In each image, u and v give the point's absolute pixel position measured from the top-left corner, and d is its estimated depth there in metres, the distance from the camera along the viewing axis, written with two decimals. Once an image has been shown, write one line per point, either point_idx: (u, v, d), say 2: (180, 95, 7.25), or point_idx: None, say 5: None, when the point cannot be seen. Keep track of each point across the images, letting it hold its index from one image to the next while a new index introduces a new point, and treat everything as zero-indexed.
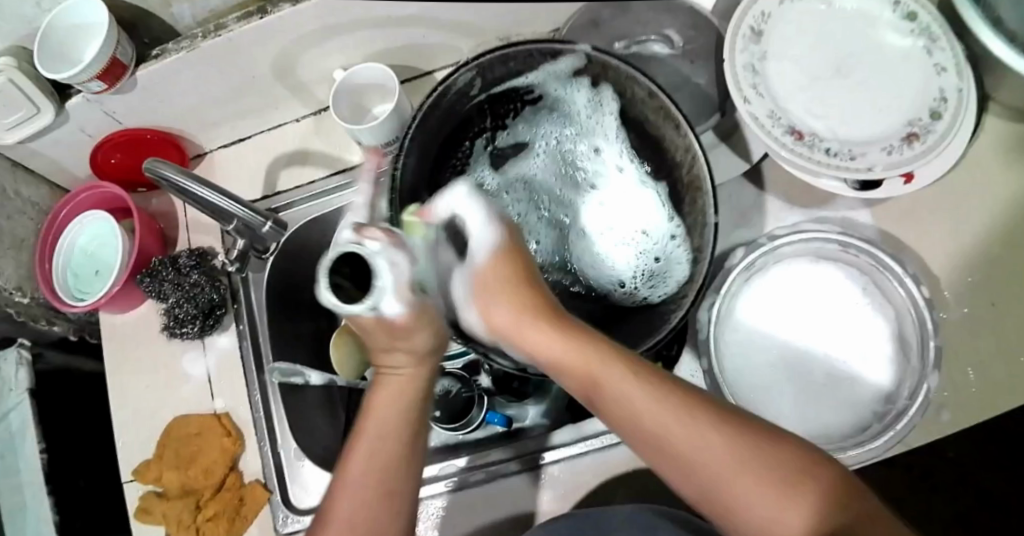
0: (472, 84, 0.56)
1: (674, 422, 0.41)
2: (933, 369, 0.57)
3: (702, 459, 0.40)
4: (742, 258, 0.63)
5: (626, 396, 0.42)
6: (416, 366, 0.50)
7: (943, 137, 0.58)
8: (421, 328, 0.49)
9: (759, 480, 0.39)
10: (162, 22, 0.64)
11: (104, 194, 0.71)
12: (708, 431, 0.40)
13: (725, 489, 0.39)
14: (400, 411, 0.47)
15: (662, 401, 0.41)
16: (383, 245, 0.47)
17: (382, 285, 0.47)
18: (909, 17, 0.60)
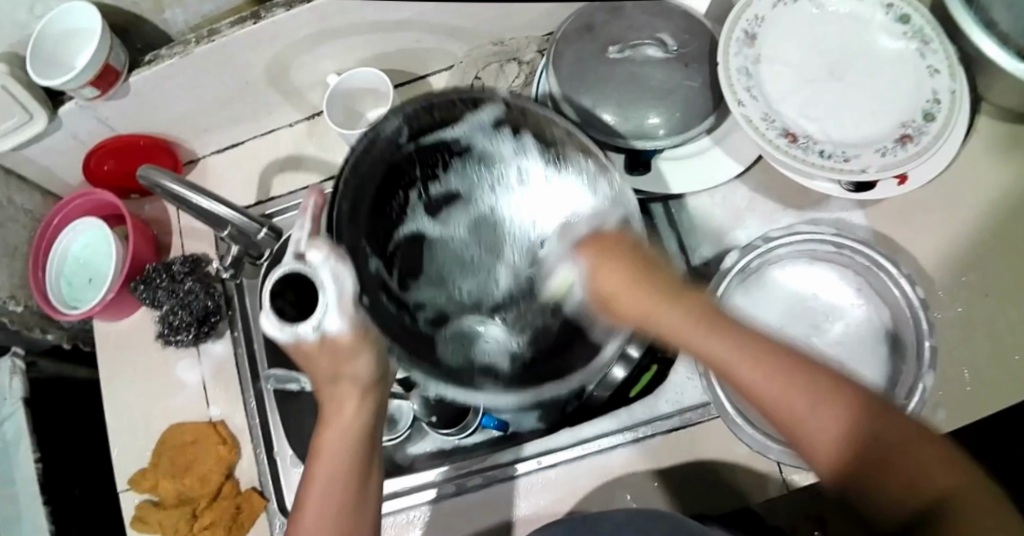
0: (400, 132, 0.53)
1: (754, 362, 0.42)
2: (929, 369, 0.56)
3: (756, 380, 0.42)
4: (737, 260, 0.62)
5: (695, 337, 0.44)
6: (362, 392, 0.52)
7: (937, 137, 0.58)
8: (363, 351, 0.52)
9: (806, 397, 0.40)
10: (155, 27, 0.64)
11: (98, 201, 0.70)
12: (761, 360, 0.42)
13: (821, 441, 0.40)
14: (350, 438, 0.50)
15: (728, 340, 0.43)
16: (325, 259, 0.48)
17: (325, 301, 0.48)
18: (902, 20, 0.61)
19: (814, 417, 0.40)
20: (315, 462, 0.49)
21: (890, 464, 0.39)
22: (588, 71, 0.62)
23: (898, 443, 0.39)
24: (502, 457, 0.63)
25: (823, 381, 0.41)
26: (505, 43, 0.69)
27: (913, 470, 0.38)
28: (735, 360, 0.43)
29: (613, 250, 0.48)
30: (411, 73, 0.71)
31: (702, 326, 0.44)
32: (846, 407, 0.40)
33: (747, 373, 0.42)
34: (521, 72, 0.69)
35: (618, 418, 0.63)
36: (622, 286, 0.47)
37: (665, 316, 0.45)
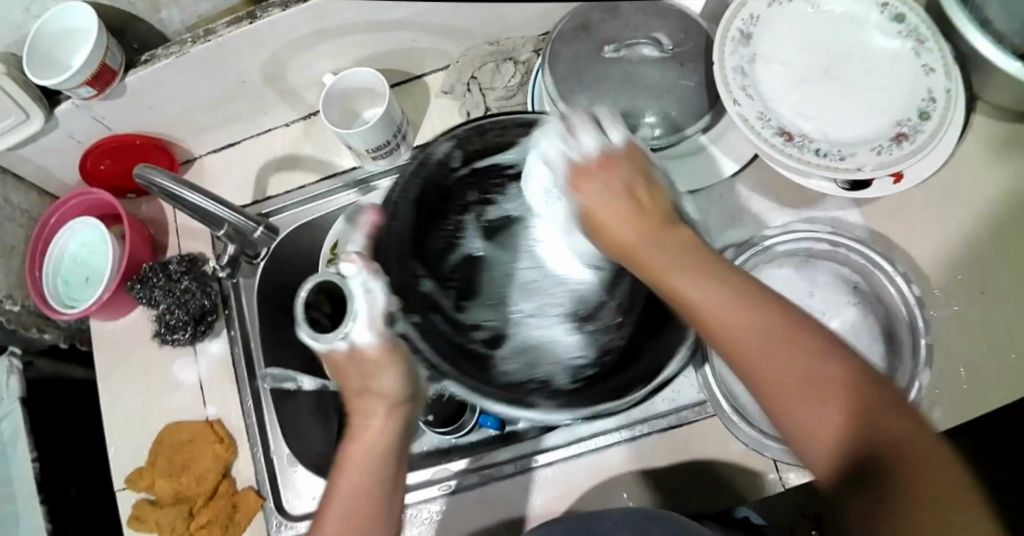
0: (452, 156, 0.61)
1: (715, 288, 0.42)
2: (924, 366, 0.57)
3: (712, 308, 0.42)
4: (734, 258, 0.63)
5: (663, 262, 0.44)
6: (388, 409, 0.51)
7: (931, 136, 0.58)
8: (389, 368, 0.51)
9: (760, 333, 0.40)
10: (151, 26, 0.64)
11: (94, 201, 0.70)
12: (723, 291, 0.42)
13: (766, 377, 0.40)
14: (373, 461, 0.49)
15: (695, 269, 0.43)
16: (359, 270, 0.49)
17: (355, 310, 0.48)
18: (898, 19, 0.61)
19: (770, 358, 0.39)
20: (339, 479, 0.48)
21: (843, 415, 0.38)
22: (585, 70, 0.62)
23: (842, 391, 0.38)
24: (498, 456, 0.64)
25: (790, 332, 0.40)
26: (501, 42, 0.69)
27: (861, 426, 0.38)
28: (696, 285, 0.43)
29: (602, 176, 0.48)
30: (407, 73, 0.71)
31: (681, 258, 0.44)
32: (798, 349, 0.40)
33: (714, 305, 0.41)
34: (516, 71, 0.69)
35: (613, 416, 0.63)
36: (609, 213, 0.47)
37: (642, 247, 0.46)
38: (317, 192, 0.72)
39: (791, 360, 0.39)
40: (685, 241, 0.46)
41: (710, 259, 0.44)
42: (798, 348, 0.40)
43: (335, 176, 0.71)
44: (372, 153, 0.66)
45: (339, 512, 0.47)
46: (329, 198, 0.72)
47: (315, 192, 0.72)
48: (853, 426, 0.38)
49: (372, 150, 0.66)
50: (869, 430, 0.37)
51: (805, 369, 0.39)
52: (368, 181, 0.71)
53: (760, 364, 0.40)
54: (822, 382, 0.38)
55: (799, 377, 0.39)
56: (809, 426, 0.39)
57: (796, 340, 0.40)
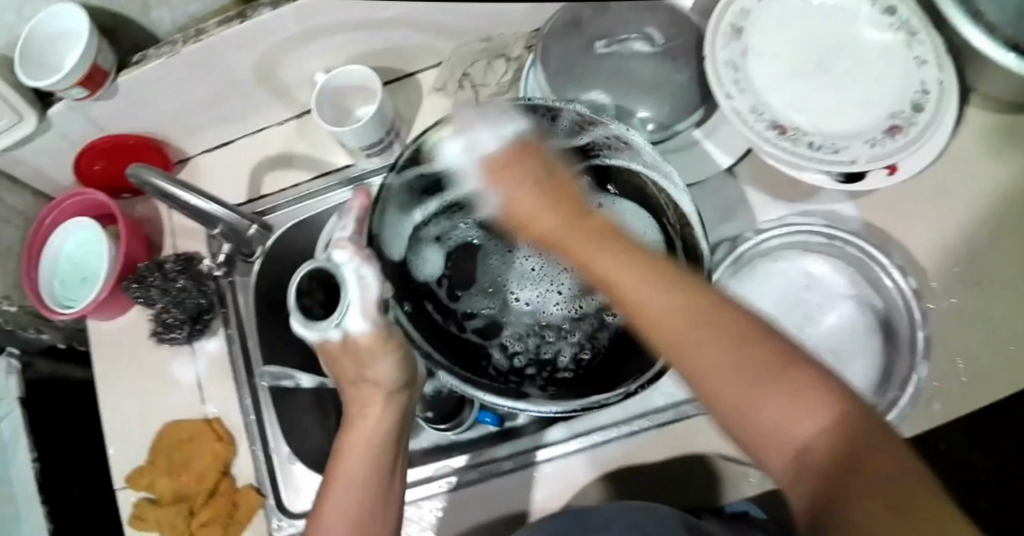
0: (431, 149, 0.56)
1: (638, 279, 0.42)
2: (922, 359, 0.58)
3: (640, 301, 0.41)
4: (729, 252, 0.64)
5: (589, 255, 0.44)
6: (386, 396, 0.52)
7: (925, 128, 0.59)
8: (385, 356, 0.51)
9: (694, 323, 0.39)
10: (142, 27, 0.64)
11: (89, 201, 0.70)
12: (651, 281, 0.41)
13: (701, 370, 0.39)
14: (373, 445, 0.50)
15: (620, 257, 0.43)
16: (349, 258, 0.49)
17: (347, 300, 0.49)
18: (889, 11, 0.61)
19: (705, 348, 0.39)
20: (337, 463, 0.50)
21: (782, 405, 0.37)
22: (576, 67, 0.63)
23: (779, 376, 0.37)
24: (496, 452, 0.64)
25: (718, 322, 0.39)
26: (492, 40, 0.68)
27: (801, 414, 0.36)
28: (621, 280, 0.42)
29: (522, 169, 0.48)
30: (399, 71, 0.71)
31: (601, 245, 0.44)
32: (732, 335, 0.39)
33: (644, 295, 0.41)
34: (509, 68, 0.69)
35: (611, 412, 0.63)
36: (528, 205, 0.47)
37: (568, 239, 0.45)
38: (312, 191, 0.71)
39: (728, 349, 0.38)
40: (610, 229, 0.45)
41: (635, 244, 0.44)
42: (738, 341, 0.38)
43: (331, 173, 0.71)
44: (367, 152, 0.67)
45: (340, 495, 0.48)
46: (326, 194, 0.71)
47: (307, 192, 0.71)
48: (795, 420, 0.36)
49: (366, 147, 0.66)
50: (808, 417, 0.36)
51: (744, 358, 0.38)
52: (363, 179, 0.70)
53: (697, 355, 0.39)
54: (766, 368, 0.37)
55: (740, 367, 0.38)
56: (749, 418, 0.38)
57: (726, 329, 0.39)
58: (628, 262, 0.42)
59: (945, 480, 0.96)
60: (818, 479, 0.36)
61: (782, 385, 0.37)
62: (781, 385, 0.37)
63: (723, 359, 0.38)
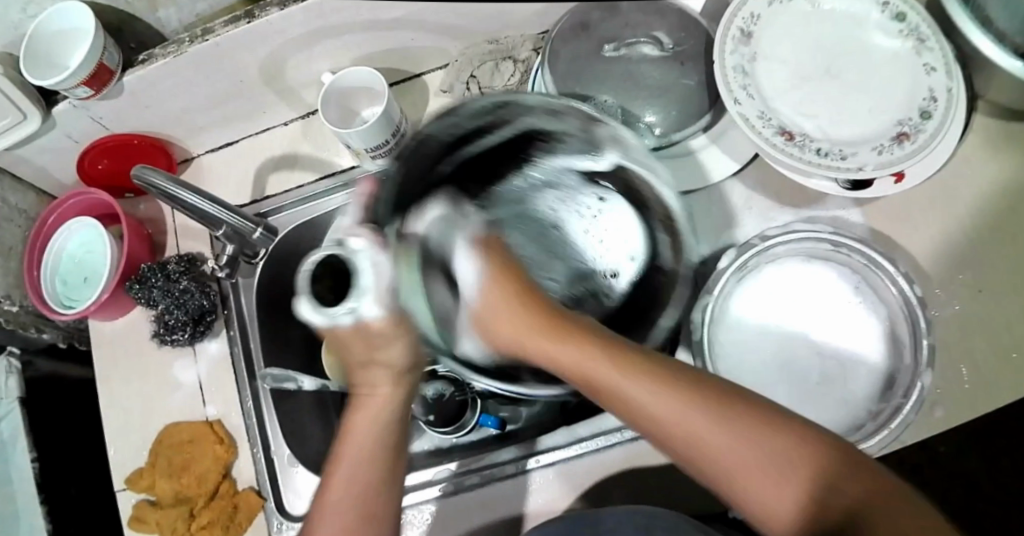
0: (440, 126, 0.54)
1: (621, 376, 0.44)
2: (926, 367, 0.57)
3: (631, 399, 0.43)
4: (733, 260, 0.62)
5: (572, 357, 0.45)
6: (396, 379, 0.51)
7: (934, 135, 0.58)
8: (395, 340, 0.50)
9: (682, 416, 0.42)
10: (148, 25, 0.64)
11: (92, 201, 0.70)
12: (637, 379, 0.43)
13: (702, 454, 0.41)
14: (376, 433, 0.49)
15: (603, 355, 0.45)
16: (366, 245, 0.46)
17: (362, 286, 0.45)
18: (898, 17, 0.61)
19: (703, 440, 0.41)
20: (343, 446, 0.49)
21: (776, 477, 0.40)
22: (585, 70, 0.62)
23: (768, 452, 0.40)
24: (498, 456, 0.63)
25: (703, 409, 0.42)
26: (500, 41, 0.68)
27: (792, 487, 0.40)
28: (609, 380, 0.44)
29: (494, 279, 0.50)
30: (407, 72, 0.71)
31: (580, 343, 0.46)
32: (718, 420, 0.41)
33: (633, 394, 0.43)
34: (515, 70, 0.69)
35: (615, 416, 0.63)
36: (507, 310, 0.49)
37: (547, 345, 0.47)
38: (318, 190, 0.71)
39: (719, 434, 0.41)
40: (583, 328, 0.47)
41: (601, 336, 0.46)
42: (729, 423, 0.41)
43: (334, 175, 0.71)
44: (371, 153, 0.66)
45: (345, 478, 0.47)
46: (331, 196, 0.72)
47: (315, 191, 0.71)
48: (793, 489, 0.40)
49: (370, 149, 0.66)
50: (803, 488, 0.40)
51: (744, 441, 0.41)
52: None
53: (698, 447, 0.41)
54: (757, 442, 0.41)
55: (742, 451, 0.41)
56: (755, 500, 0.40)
57: (712, 410, 0.42)
58: (602, 365, 0.44)
59: (947, 488, 0.96)
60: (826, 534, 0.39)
61: (774, 464, 0.40)
62: (772, 463, 0.40)
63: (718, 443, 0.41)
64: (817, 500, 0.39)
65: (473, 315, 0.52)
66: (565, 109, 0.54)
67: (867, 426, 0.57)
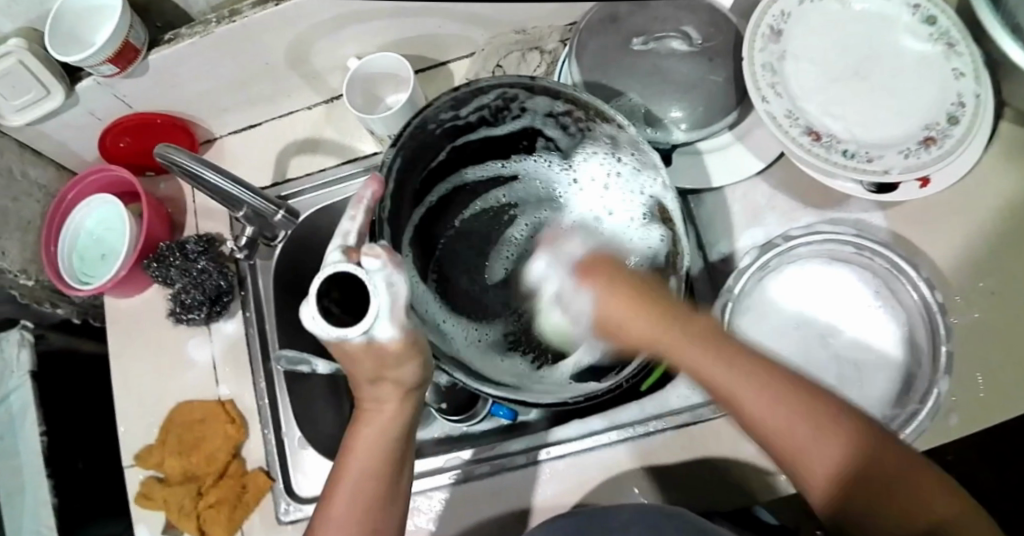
0: (442, 117, 0.55)
1: (694, 342, 0.46)
2: (945, 373, 0.56)
3: (691, 359, 0.46)
4: (755, 259, 0.62)
5: (646, 334, 0.48)
6: (403, 394, 0.51)
7: (961, 140, 0.57)
8: (409, 360, 0.49)
9: (751, 378, 0.44)
10: (175, 6, 0.63)
11: (111, 178, 0.70)
12: (701, 346, 0.46)
13: (756, 416, 0.44)
14: (382, 448, 0.49)
15: (685, 335, 0.46)
16: (382, 265, 0.44)
17: (377, 307, 0.44)
18: (929, 21, 0.60)
19: (776, 413, 0.43)
20: (348, 455, 0.49)
21: (825, 454, 0.42)
22: (612, 63, 0.62)
23: (827, 431, 0.42)
24: (510, 446, 0.63)
25: (768, 377, 0.44)
26: (528, 32, 0.68)
27: (837, 467, 0.42)
28: (675, 351, 0.46)
29: (604, 274, 0.50)
30: (432, 60, 0.71)
31: (651, 310, 0.48)
32: (793, 397, 0.43)
33: (715, 371, 0.45)
34: (543, 61, 0.69)
35: (629, 411, 0.63)
36: (609, 300, 0.49)
37: (651, 333, 0.47)
38: (335, 177, 0.71)
39: (798, 411, 0.43)
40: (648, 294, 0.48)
41: (696, 319, 0.47)
42: (822, 422, 0.42)
43: (357, 161, 0.71)
44: (394, 140, 0.67)
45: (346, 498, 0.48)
46: (350, 182, 0.71)
47: (336, 177, 0.71)
48: (849, 464, 0.42)
49: (393, 135, 0.66)
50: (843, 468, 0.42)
51: (808, 422, 0.43)
52: None
53: (769, 421, 0.43)
54: (831, 424, 0.42)
55: (810, 432, 0.42)
56: (816, 470, 0.42)
57: (776, 381, 0.44)
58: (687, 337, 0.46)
59: None
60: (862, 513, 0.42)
61: (830, 444, 0.42)
62: (829, 442, 0.42)
63: (772, 404, 0.43)
64: (882, 494, 0.41)
65: (573, 305, 0.52)
66: (567, 110, 0.55)
67: None
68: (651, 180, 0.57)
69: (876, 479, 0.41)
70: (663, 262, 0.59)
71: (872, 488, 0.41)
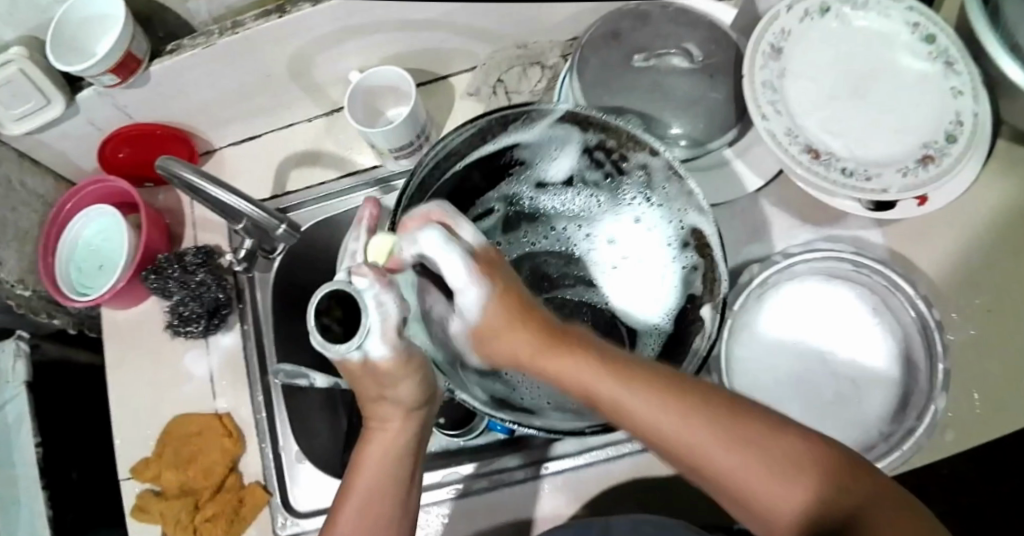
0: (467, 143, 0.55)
1: (600, 380, 0.43)
2: (942, 391, 0.56)
3: (597, 385, 0.43)
4: (757, 274, 0.63)
5: (540, 352, 0.45)
6: (404, 414, 0.51)
7: (958, 160, 0.58)
8: (406, 377, 0.48)
9: (659, 403, 0.42)
10: (177, 15, 0.62)
11: (110, 189, 0.70)
12: (600, 373, 0.43)
13: (683, 447, 0.42)
14: (387, 470, 0.50)
15: (585, 365, 0.44)
16: (372, 284, 0.43)
17: (368, 326, 0.43)
18: (927, 40, 0.61)
19: (710, 446, 0.41)
20: (354, 479, 0.50)
21: (768, 481, 0.41)
22: (612, 80, 0.62)
23: (758, 458, 0.41)
24: (507, 461, 0.63)
25: (682, 401, 0.42)
26: (528, 46, 0.68)
27: (790, 489, 0.40)
28: (576, 377, 0.44)
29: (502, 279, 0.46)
30: (433, 73, 0.71)
31: (548, 340, 0.45)
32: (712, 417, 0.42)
33: (633, 405, 0.42)
34: (543, 76, 0.70)
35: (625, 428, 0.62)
36: (507, 334, 0.46)
37: (533, 342, 0.45)
38: (334, 190, 0.71)
39: (726, 437, 0.41)
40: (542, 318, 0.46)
41: (611, 372, 0.43)
42: (751, 446, 0.41)
43: (356, 173, 0.71)
44: (395, 153, 0.66)
45: (353, 517, 0.49)
46: (348, 196, 0.71)
47: (335, 190, 0.71)
48: (804, 490, 0.40)
49: (394, 150, 0.66)
50: (800, 493, 0.40)
51: (756, 451, 0.41)
52: (389, 180, 0.71)
53: (702, 456, 0.41)
54: (770, 452, 0.41)
55: (759, 470, 0.41)
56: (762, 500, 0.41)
57: (700, 408, 0.42)
58: (604, 377, 0.43)
59: (949, 507, 0.97)
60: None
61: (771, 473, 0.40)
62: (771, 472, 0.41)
63: (687, 428, 0.42)
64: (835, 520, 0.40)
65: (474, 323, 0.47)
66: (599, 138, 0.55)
67: (878, 447, 0.57)
68: (684, 210, 0.54)
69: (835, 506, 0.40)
70: (700, 289, 0.55)
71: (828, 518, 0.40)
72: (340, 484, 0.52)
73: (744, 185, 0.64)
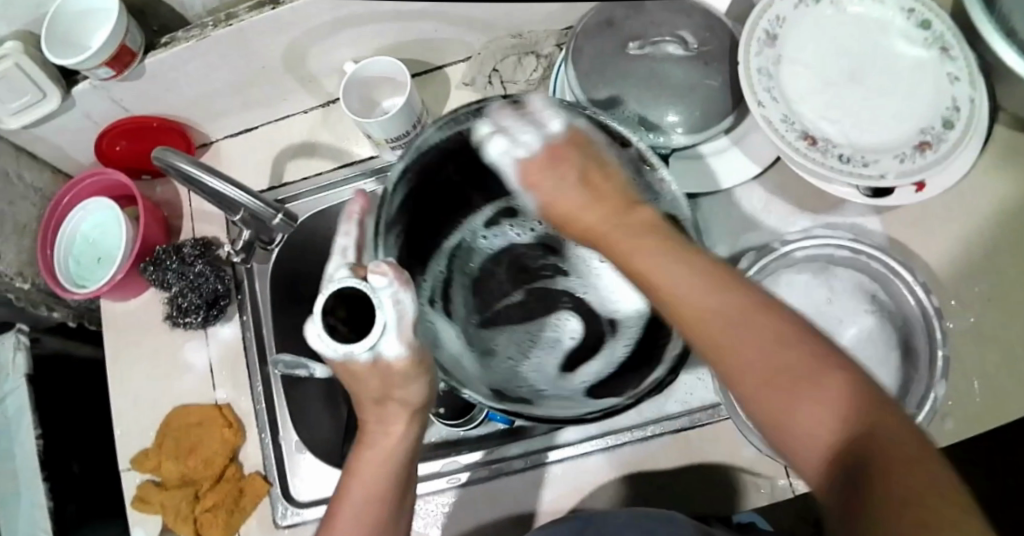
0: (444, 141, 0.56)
1: (661, 254, 0.44)
2: (940, 378, 0.56)
3: (657, 265, 0.44)
4: (754, 261, 0.62)
5: (611, 233, 0.48)
6: (409, 415, 0.52)
7: (955, 145, 0.58)
8: (416, 380, 0.50)
9: (711, 285, 0.42)
10: (171, 9, 0.62)
11: (107, 182, 0.70)
12: (664, 256, 0.44)
13: (719, 342, 0.40)
14: (387, 475, 0.50)
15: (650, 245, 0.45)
16: (390, 282, 0.45)
17: (383, 322, 0.45)
18: (923, 25, 0.60)
19: (744, 343, 0.39)
20: (351, 482, 0.50)
21: (797, 396, 0.37)
22: (609, 67, 0.62)
23: (792, 364, 0.38)
24: (508, 450, 0.63)
25: (732, 290, 0.41)
26: (523, 36, 0.68)
27: (817, 405, 0.36)
28: (640, 262, 0.45)
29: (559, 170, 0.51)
30: (428, 64, 0.71)
31: (637, 229, 0.47)
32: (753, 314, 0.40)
33: (677, 283, 0.42)
34: (538, 65, 0.69)
35: (627, 417, 0.62)
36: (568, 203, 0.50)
37: (607, 228, 0.49)
38: (331, 182, 0.72)
39: (758, 335, 0.39)
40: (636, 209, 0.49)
41: (680, 242, 0.46)
42: (782, 351, 0.38)
43: (353, 164, 0.71)
44: (391, 143, 0.66)
45: (352, 517, 0.49)
46: (346, 186, 0.72)
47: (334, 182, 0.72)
48: (832, 415, 0.36)
49: (391, 139, 0.65)
50: (825, 411, 0.36)
51: (767, 337, 0.38)
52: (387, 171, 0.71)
53: (732, 347, 0.39)
54: (806, 368, 0.37)
55: (770, 362, 0.38)
56: (784, 413, 0.37)
57: (741, 305, 0.40)
58: (671, 258, 0.44)
59: None
60: (845, 468, 0.35)
61: (795, 379, 0.37)
62: (797, 377, 0.37)
63: (733, 311, 0.40)
64: (860, 448, 0.34)
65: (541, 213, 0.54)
66: None
67: None
68: None
69: (864, 427, 0.35)
70: None
71: (860, 444, 0.35)
72: (337, 487, 0.52)
73: (736, 173, 0.64)
